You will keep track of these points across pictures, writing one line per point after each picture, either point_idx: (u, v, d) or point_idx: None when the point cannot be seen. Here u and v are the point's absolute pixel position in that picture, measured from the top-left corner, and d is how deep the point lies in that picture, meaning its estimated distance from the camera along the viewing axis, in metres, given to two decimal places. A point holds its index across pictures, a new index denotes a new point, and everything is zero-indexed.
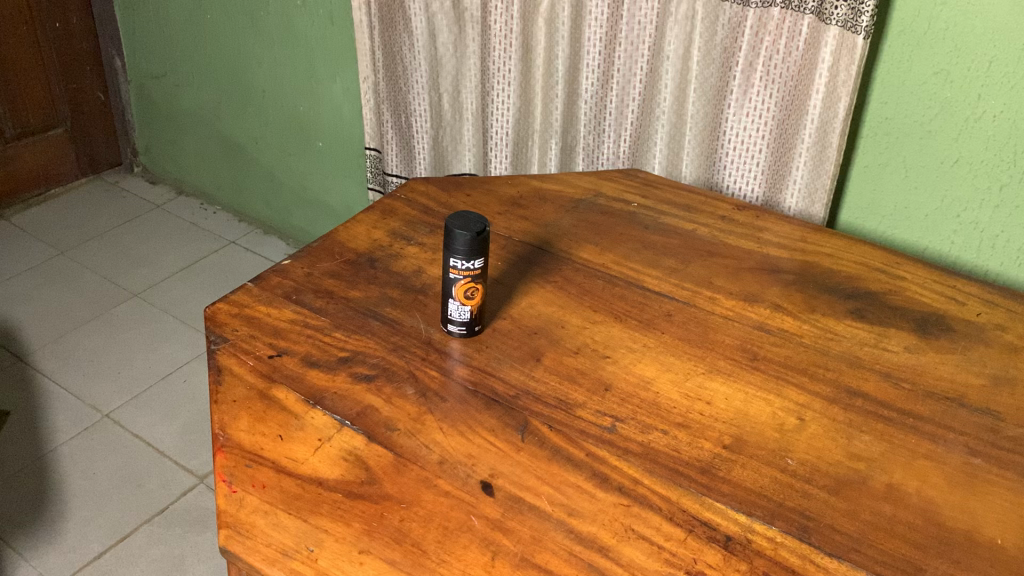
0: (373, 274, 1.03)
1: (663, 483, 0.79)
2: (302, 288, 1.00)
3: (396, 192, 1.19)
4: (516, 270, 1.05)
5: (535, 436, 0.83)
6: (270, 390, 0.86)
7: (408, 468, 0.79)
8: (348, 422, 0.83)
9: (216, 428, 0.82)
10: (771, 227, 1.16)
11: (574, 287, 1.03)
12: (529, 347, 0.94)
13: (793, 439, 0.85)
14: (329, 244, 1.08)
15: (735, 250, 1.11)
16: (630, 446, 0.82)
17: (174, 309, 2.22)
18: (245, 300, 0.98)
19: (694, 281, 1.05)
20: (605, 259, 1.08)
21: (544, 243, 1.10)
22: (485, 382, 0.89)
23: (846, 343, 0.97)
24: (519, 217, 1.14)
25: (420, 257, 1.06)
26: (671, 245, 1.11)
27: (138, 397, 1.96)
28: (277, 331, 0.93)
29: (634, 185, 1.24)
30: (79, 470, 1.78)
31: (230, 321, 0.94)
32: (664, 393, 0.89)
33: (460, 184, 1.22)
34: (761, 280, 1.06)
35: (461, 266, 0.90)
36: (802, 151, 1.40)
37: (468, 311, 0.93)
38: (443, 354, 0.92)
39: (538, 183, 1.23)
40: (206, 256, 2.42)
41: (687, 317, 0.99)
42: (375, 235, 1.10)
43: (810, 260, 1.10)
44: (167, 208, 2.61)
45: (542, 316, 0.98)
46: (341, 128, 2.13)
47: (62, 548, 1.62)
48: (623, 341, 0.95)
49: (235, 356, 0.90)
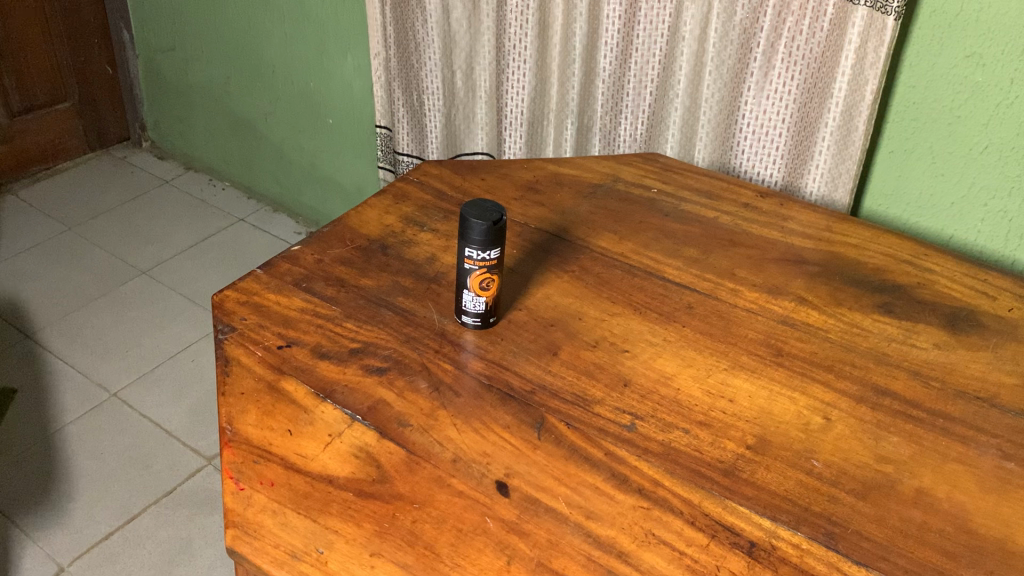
0: (385, 261, 1.00)
1: (685, 485, 0.76)
2: (312, 276, 0.97)
3: (409, 174, 1.16)
4: (532, 259, 1.02)
5: (551, 434, 0.80)
6: (279, 382, 0.83)
7: (420, 466, 0.76)
8: (359, 417, 0.80)
9: (224, 422, 0.79)
10: (796, 216, 1.12)
11: (592, 277, 1.00)
12: (546, 340, 0.91)
13: (819, 440, 0.82)
14: (340, 229, 1.05)
15: (758, 239, 1.07)
16: (650, 446, 0.79)
17: (182, 288, 2.20)
18: (252, 287, 0.95)
19: (716, 272, 1.01)
20: (624, 248, 1.05)
21: (561, 230, 1.07)
22: (500, 377, 0.86)
23: (874, 339, 0.93)
24: (535, 203, 1.11)
25: (433, 244, 1.03)
26: (692, 234, 1.07)
27: (146, 376, 1.95)
28: (286, 320, 0.91)
29: (655, 170, 1.20)
30: (87, 450, 1.77)
31: (237, 309, 0.91)
32: (684, 389, 0.86)
33: (475, 167, 1.18)
34: (786, 272, 1.02)
35: (477, 256, 0.87)
36: (825, 136, 1.37)
37: (483, 303, 0.90)
38: (457, 347, 0.89)
39: (554, 167, 1.19)
40: (215, 234, 2.39)
41: (708, 310, 0.96)
42: (388, 220, 1.07)
43: (836, 251, 1.06)
44: (176, 184, 2.59)
45: (559, 307, 0.95)
46: (353, 106, 2.09)
47: (69, 528, 1.61)
48: (643, 335, 0.92)
49: (242, 346, 0.87)
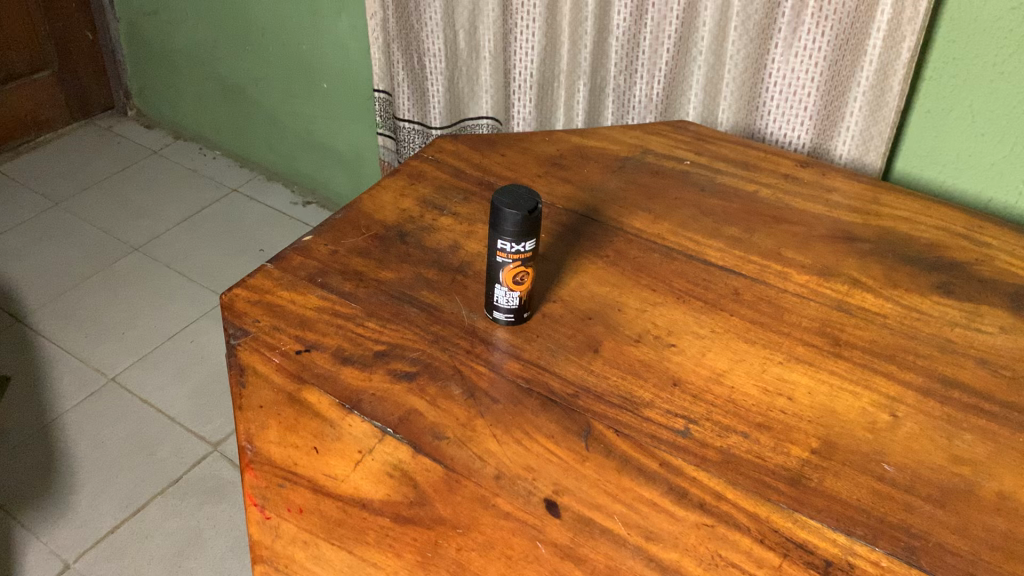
0: (404, 250, 0.92)
1: (751, 499, 0.70)
2: (327, 269, 0.89)
3: (423, 151, 1.08)
4: (563, 243, 0.94)
5: (600, 443, 0.74)
6: (300, 393, 0.77)
7: (461, 485, 0.70)
8: (390, 429, 0.74)
9: (243, 440, 0.73)
10: (840, 187, 1.05)
11: (629, 263, 0.92)
12: (585, 336, 0.84)
13: (888, 441, 0.76)
14: (353, 216, 0.97)
15: (804, 214, 1.00)
16: (709, 454, 0.73)
17: (178, 264, 2.12)
18: (263, 284, 0.87)
19: (762, 252, 0.94)
20: (659, 229, 0.97)
21: (591, 210, 0.99)
22: (540, 380, 0.79)
23: (936, 324, 0.87)
24: (561, 180, 1.04)
25: (455, 230, 0.96)
26: (732, 210, 1.00)
27: (144, 359, 1.88)
28: (303, 322, 0.83)
29: (686, 140, 1.12)
30: (87, 439, 1.70)
31: (249, 310, 0.84)
32: (739, 387, 0.80)
33: (493, 141, 1.10)
34: (836, 250, 0.95)
35: (510, 249, 0.79)
36: (858, 96, 1.30)
37: (517, 297, 0.82)
38: (489, 346, 0.82)
39: (579, 139, 1.11)
40: (209, 206, 2.30)
41: (756, 295, 0.89)
42: (404, 204, 0.99)
43: (887, 225, 0.99)
44: (165, 154, 2.49)
45: (596, 297, 0.88)
46: (349, 69, 1.99)
47: (73, 522, 1.56)
48: (689, 326, 0.85)
49: (258, 353, 0.80)
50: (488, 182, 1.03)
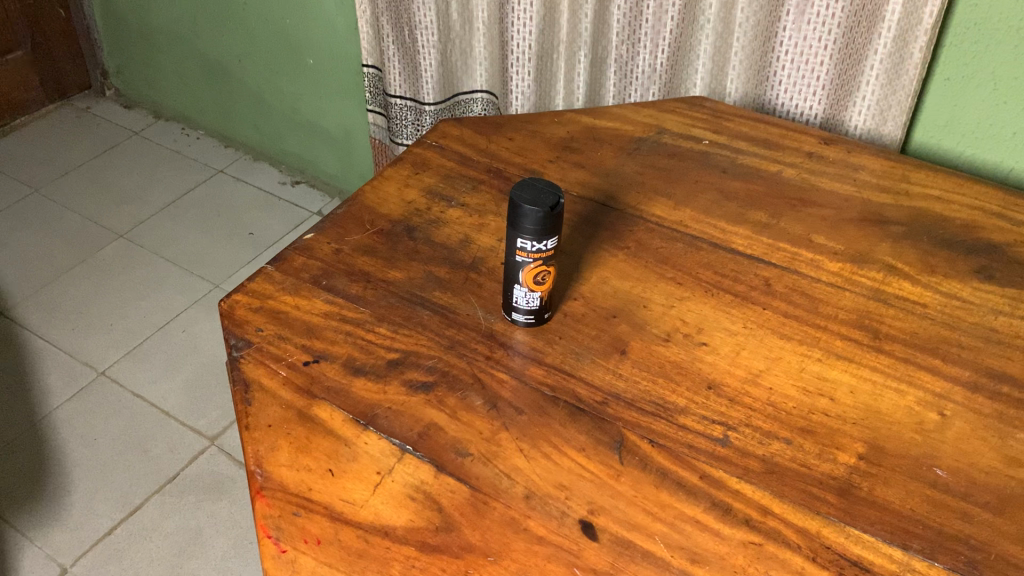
0: (413, 247, 0.87)
1: (799, 513, 0.66)
2: (332, 269, 0.84)
3: (426, 137, 1.02)
4: (581, 235, 0.89)
5: (634, 456, 0.69)
6: (310, 409, 0.71)
7: (489, 507, 0.65)
8: (409, 447, 0.69)
9: (251, 464, 0.67)
10: (868, 164, 1.00)
11: (651, 254, 0.87)
12: (610, 336, 0.79)
13: (938, 442, 0.71)
14: (356, 210, 0.91)
15: (832, 196, 0.95)
16: (751, 465, 0.69)
17: (165, 250, 2.05)
18: (264, 288, 0.82)
19: (791, 239, 0.90)
20: (681, 215, 0.92)
21: (608, 197, 0.94)
22: (566, 386, 0.74)
23: (978, 312, 0.82)
24: (574, 165, 0.98)
25: (465, 223, 0.90)
26: (755, 194, 0.95)
27: (135, 351, 1.82)
28: (309, 329, 0.78)
29: (704, 117, 1.07)
30: (79, 436, 1.65)
31: (251, 318, 0.79)
32: (777, 389, 0.75)
33: (499, 124, 1.05)
34: (868, 235, 0.90)
35: (530, 248, 0.73)
36: (874, 64, 1.24)
37: (538, 298, 0.77)
38: (509, 350, 0.77)
39: (590, 120, 1.06)
40: (195, 189, 2.23)
41: (788, 287, 0.85)
42: (409, 196, 0.93)
43: (919, 206, 0.94)
44: (146, 135, 2.40)
45: (619, 293, 0.83)
46: (335, 44, 1.91)
47: (68, 524, 1.51)
48: (719, 323, 0.81)
49: (264, 366, 0.75)
50: (498, 169, 0.97)
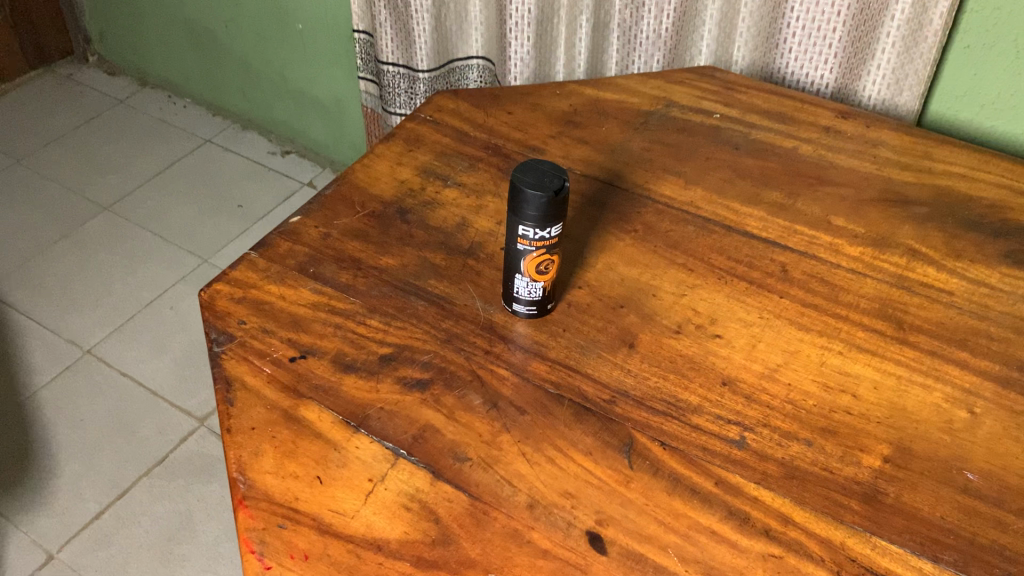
0: (406, 232, 0.82)
1: (822, 522, 0.61)
2: (320, 256, 0.79)
3: (420, 111, 0.96)
4: (586, 217, 0.84)
5: (645, 460, 0.64)
6: (297, 410, 0.66)
7: (489, 518, 0.60)
8: (403, 451, 0.64)
9: (233, 471, 0.63)
10: (887, 140, 0.94)
11: (660, 238, 0.82)
12: (617, 328, 0.74)
13: (967, 443, 0.67)
14: (345, 190, 0.86)
15: (850, 174, 0.90)
16: (770, 469, 0.64)
17: (151, 224, 1.99)
18: (247, 276, 0.76)
19: (808, 221, 0.84)
20: (692, 195, 0.87)
21: (613, 175, 0.88)
22: (571, 384, 0.69)
23: (1008, 302, 0.77)
24: (578, 141, 0.93)
25: (462, 205, 0.85)
26: (770, 172, 0.89)
27: (122, 329, 1.77)
28: (295, 322, 0.73)
29: (715, 89, 1.01)
30: (65, 417, 1.61)
31: (233, 309, 0.73)
32: (796, 385, 0.70)
33: (497, 96, 0.99)
34: (889, 216, 0.85)
35: (532, 235, 0.68)
36: (891, 31, 1.15)
37: (540, 288, 0.72)
38: (510, 344, 0.72)
39: (594, 92, 1.00)
40: (182, 160, 2.17)
41: (806, 273, 0.80)
42: (402, 175, 0.88)
43: (943, 184, 0.89)
44: (131, 104, 2.33)
45: (627, 281, 0.78)
46: (324, 10, 1.83)
47: (53, 509, 1.47)
48: (734, 313, 0.76)
49: (247, 363, 0.70)
50: (496, 146, 0.92)
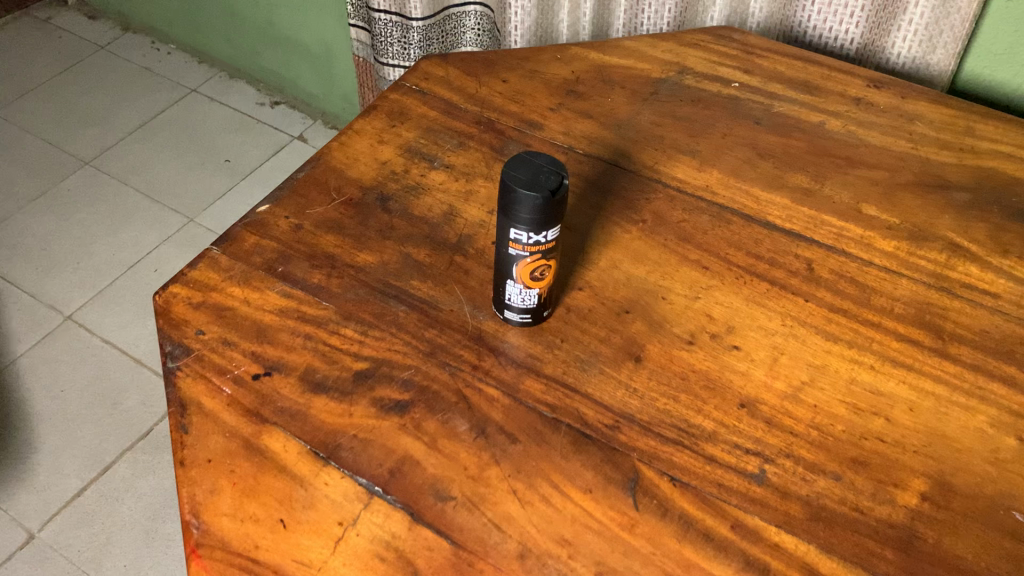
0: (387, 223, 0.73)
1: (852, 574, 0.54)
2: (290, 252, 0.70)
3: (404, 80, 0.87)
4: (588, 205, 0.75)
5: (652, 499, 0.57)
6: (259, 439, 0.59)
7: (475, 571, 0.53)
8: (379, 489, 0.56)
9: (185, 512, 0.55)
10: (923, 113, 0.84)
11: (672, 229, 0.73)
12: (623, 338, 0.66)
13: (1015, 477, 0.59)
14: (320, 173, 0.77)
15: (883, 154, 0.80)
16: (793, 509, 0.57)
17: (134, 180, 1.90)
18: (207, 277, 0.68)
19: (837, 210, 0.75)
20: (707, 179, 0.78)
21: (620, 155, 0.79)
22: (568, 406, 0.62)
23: None
24: (580, 115, 0.83)
25: (450, 191, 0.76)
26: (794, 152, 0.80)
27: (104, 292, 1.69)
28: (260, 331, 0.65)
29: (733, 53, 0.91)
30: (45, 388, 1.54)
31: (190, 317, 0.65)
32: (823, 406, 0.63)
33: (491, 62, 0.89)
34: (927, 204, 0.76)
35: (526, 240, 0.60)
36: None
37: (535, 296, 0.64)
38: (501, 357, 0.64)
39: (599, 56, 0.90)
40: (165, 111, 2.06)
41: (834, 272, 0.71)
42: (384, 155, 0.79)
43: (987, 166, 0.80)
44: (112, 50, 2.21)
45: (633, 281, 0.70)
46: None
47: (34, 486, 1.41)
48: (753, 319, 0.68)
49: (204, 381, 0.62)
50: (489, 121, 0.82)
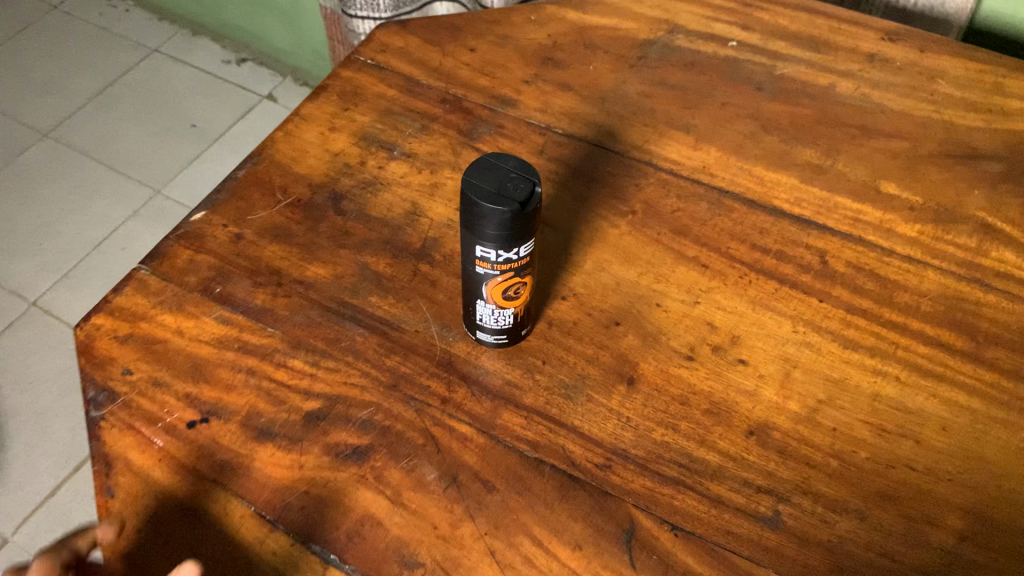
0: (341, 227, 0.64)
1: None
2: (229, 268, 0.61)
3: (358, 53, 0.76)
4: (569, 196, 0.66)
5: (650, 554, 0.49)
6: (195, 501, 0.51)
7: None
8: (334, 557, 0.49)
9: None
10: (946, 69, 0.75)
11: (665, 221, 0.65)
12: (613, 355, 0.58)
13: None
14: (265, 170, 0.68)
15: (902, 120, 0.71)
16: (812, 560, 0.49)
17: (96, 151, 1.79)
18: (136, 304, 0.59)
19: (852, 189, 0.66)
20: (704, 158, 0.68)
21: (605, 134, 0.70)
22: (552, 443, 0.54)
23: None
24: (559, 87, 0.73)
25: (412, 185, 0.67)
26: (801, 122, 0.71)
27: (70, 275, 1.59)
28: (196, 369, 0.56)
29: (729, 6, 0.80)
30: (12, 380, 1.45)
31: (117, 354, 0.57)
32: (842, 428, 0.55)
33: (456, 27, 0.79)
34: (954, 178, 0.67)
35: (494, 258, 0.51)
36: None
37: (510, 315, 0.56)
38: (474, 387, 0.56)
39: (578, 15, 0.80)
40: (126, 74, 1.94)
41: (851, 264, 0.62)
42: (336, 145, 0.69)
43: (1021, 129, 0.70)
44: (67, 10, 2.08)
45: (623, 286, 0.61)
46: None
47: (6, 486, 1.34)
48: (761, 326, 0.59)
49: (132, 434, 0.54)
50: (455, 99, 0.73)
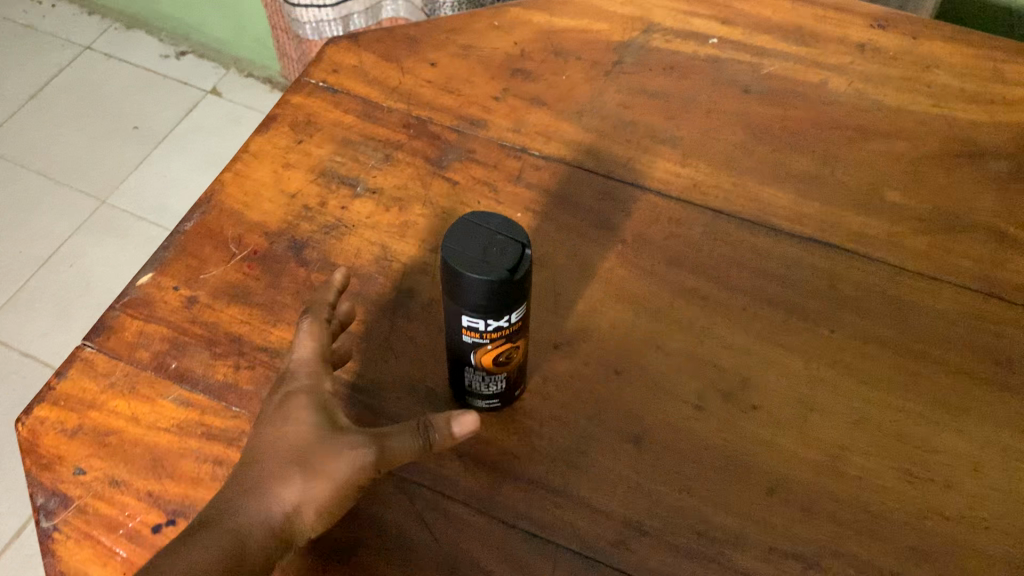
0: (306, 280, 0.58)
1: None
2: (183, 339, 0.55)
3: (308, 75, 0.70)
4: (553, 228, 0.61)
5: None
6: None
7: None
8: None
9: None
10: (942, 58, 0.70)
11: (659, 251, 0.59)
12: (616, 411, 0.53)
13: None
14: (216, 219, 0.61)
15: (902, 119, 0.66)
16: None
17: (32, 161, 1.68)
18: (82, 389, 0.53)
19: (855, 200, 0.62)
20: (694, 174, 0.63)
21: (586, 153, 0.64)
22: (558, 519, 0.49)
23: None
24: (532, 101, 0.68)
25: (380, 226, 0.61)
26: (794, 127, 0.66)
27: (16, 297, 1.50)
28: (156, 462, 0.51)
29: None
30: None
31: (65, 451, 0.51)
32: (870, 475, 0.51)
33: (414, 39, 0.72)
34: (963, 182, 0.63)
35: (483, 326, 0.46)
36: None
37: (503, 379, 0.50)
38: (467, 460, 0.51)
39: (546, 17, 0.74)
40: (58, 74, 1.83)
41: (863, 286, 0.58)
42: (292, 184, 0.63)
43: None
44: None
45: (619, 328, 0.56)
46: None
47: None
48: (771, 364, 0.55)
49: (90, 544, 0.48)
50: (419, 122, 0.66)
